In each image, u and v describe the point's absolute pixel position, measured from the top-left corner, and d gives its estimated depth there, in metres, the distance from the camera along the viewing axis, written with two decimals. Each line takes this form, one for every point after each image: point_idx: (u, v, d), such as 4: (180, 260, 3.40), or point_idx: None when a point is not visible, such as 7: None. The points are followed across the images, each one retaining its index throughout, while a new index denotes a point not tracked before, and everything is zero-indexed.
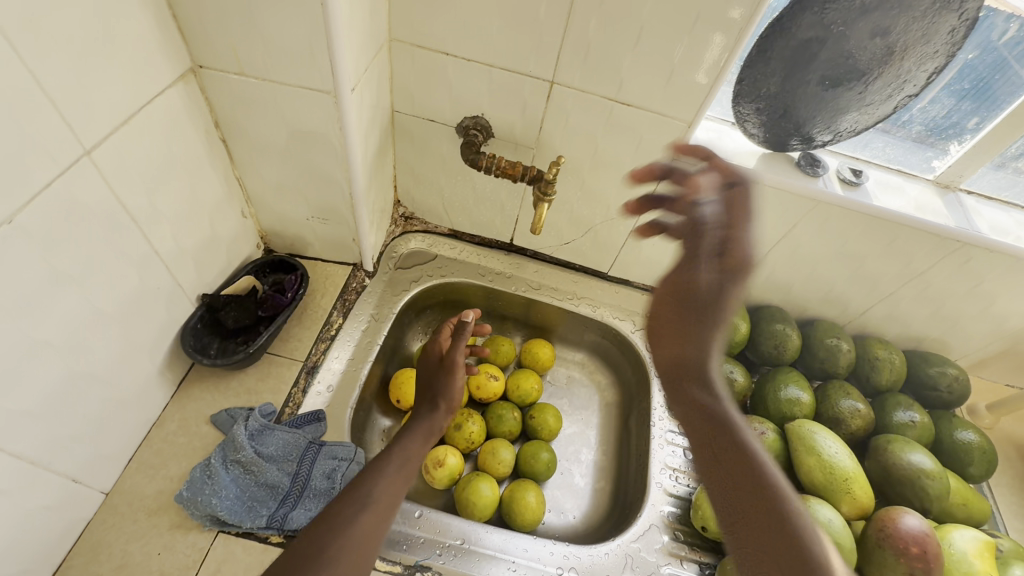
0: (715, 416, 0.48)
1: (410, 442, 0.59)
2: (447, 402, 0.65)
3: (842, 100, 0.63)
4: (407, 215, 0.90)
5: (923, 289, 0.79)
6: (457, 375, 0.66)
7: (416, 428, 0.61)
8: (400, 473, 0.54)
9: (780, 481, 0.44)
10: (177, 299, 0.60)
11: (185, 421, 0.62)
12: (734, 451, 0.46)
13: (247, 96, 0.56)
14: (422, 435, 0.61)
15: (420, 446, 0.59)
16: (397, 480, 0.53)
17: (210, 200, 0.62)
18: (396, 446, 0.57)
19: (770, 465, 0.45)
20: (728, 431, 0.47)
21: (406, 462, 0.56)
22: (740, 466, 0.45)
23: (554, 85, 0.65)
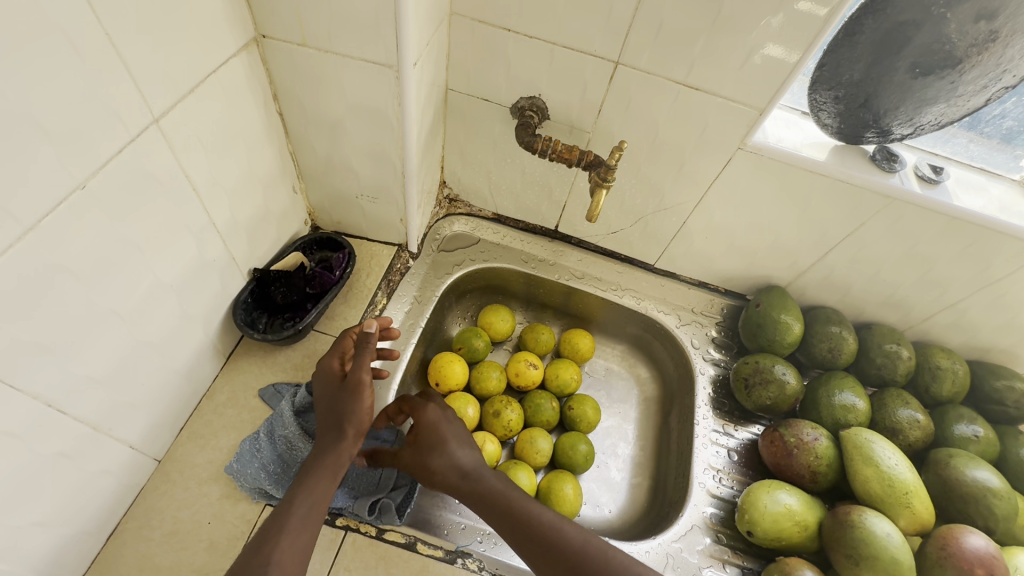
0: (519, 505, 0.53)
1: (316, 484, 0.50)
2: (356, 426, 0.54)
3: (930, 91, 0.59)
4: (452, 197, 0.89)
5: (996, 297, 0.74)
6: (363, 398, 0.54)
7: (322, 465, 0.51)
8: (305, 524, 0.47)
9: (595, 543, 0.50)
10: (230, 272, 0.60)
11: (234, 394, 0.63)
12: (544, 541, 0.50)
13: (308, 69, 0.55)
14: (329, 472, 0.51)
15: (329, 483, 0.50)
16: (302, 533, 0.46)
17: (264, 175, 0.61)
18: (297, 491, 0.49)
19: (597, 543, 0.50)
20: (528, 517, 0.52)
21: (313, 508, 0.48)
22: (569, 564, 0.49)
23: (618, 66, 0.62)
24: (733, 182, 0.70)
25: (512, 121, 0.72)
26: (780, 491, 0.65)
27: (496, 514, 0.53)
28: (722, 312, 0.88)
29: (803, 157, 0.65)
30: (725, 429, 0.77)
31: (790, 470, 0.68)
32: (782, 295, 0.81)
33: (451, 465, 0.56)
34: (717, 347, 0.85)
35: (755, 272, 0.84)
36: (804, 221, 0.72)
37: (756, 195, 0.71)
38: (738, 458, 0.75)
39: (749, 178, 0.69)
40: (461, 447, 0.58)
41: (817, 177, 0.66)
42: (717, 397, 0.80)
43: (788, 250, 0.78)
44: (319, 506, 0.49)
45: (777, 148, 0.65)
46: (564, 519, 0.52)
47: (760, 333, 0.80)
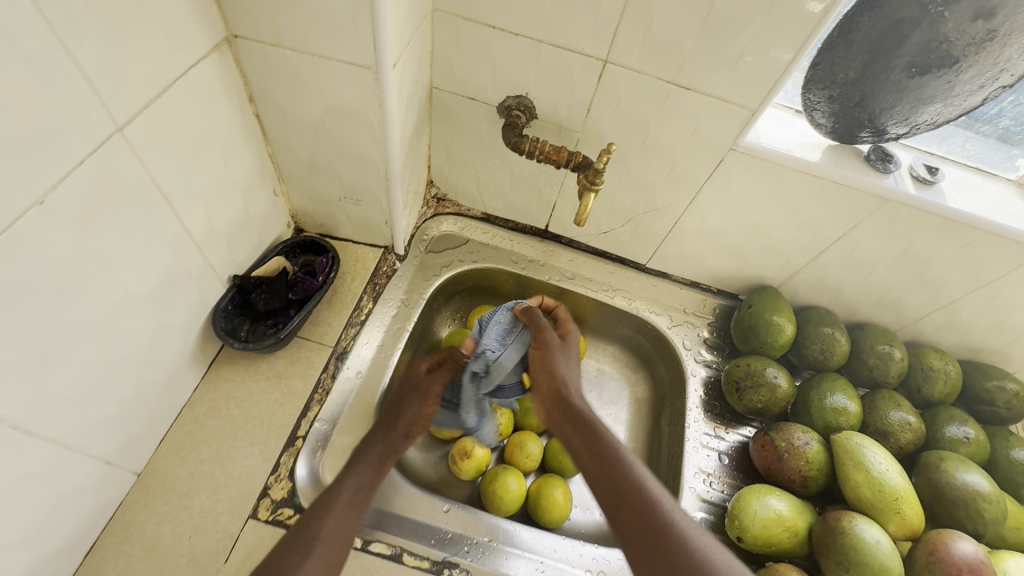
0: (598, 435, 0.58)
1: (365, 470, 0.54)
2: (409, 424, 0.61)
3: (927, 91, 0.57)
4: (440, 196, 0.87)
5: (989, 298, 0.74)
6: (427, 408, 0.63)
7: (375, 452, 0.56)
8: (349, 510, 0.50)
9: (653, 484, 0.52)
10: (209, 280, 0.59)
11: (216, 403, 0.62)
12: (612, 477, 0.52)
13: (284, 70, 0.53)
14: (379, 462, 0.56)
15: (378, 474, 0.55)
16: (348, 517, 0.49)
17: (242, 179, 0.59)
18: (352, 474, 0.53)
19: (656, 486, 0.51)
20: (606, 454, 0.55)
21: (359, 494, 0.52)
22: (627, 498, 0.50)
23: (607, 65, 0.60)
24: (725, 182, 0.69)
25: (499, 120, 0.70)
26: (769, 496, 0.65)
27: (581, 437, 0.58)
28: (714, 312, 0.87)
29: (797, 158, 0.63)
30: (716, 432, 0.77)
31: (781, 474, 0.68)
32: (774, 296, 0.80)
33: (557, 384, 0.65)
34: (709, 348, 0.84)
35: (747, 272, 0.82)
36: (798, 222, 0.71)
37: (749, 196, 0.70)
38: (729, 461, 0.74)
39: (742, 179, 0.68)
40: (569, 363, 0.69)
41: (811, 178, 0.65)
42: (709, 399, 0.80)
43: (781, 251, 0.76)
44: (369, 492, 0.52)
45: (770, 149, 0.63)
46: (637, 462, 0.54)
47: (752, 334, 0.79)
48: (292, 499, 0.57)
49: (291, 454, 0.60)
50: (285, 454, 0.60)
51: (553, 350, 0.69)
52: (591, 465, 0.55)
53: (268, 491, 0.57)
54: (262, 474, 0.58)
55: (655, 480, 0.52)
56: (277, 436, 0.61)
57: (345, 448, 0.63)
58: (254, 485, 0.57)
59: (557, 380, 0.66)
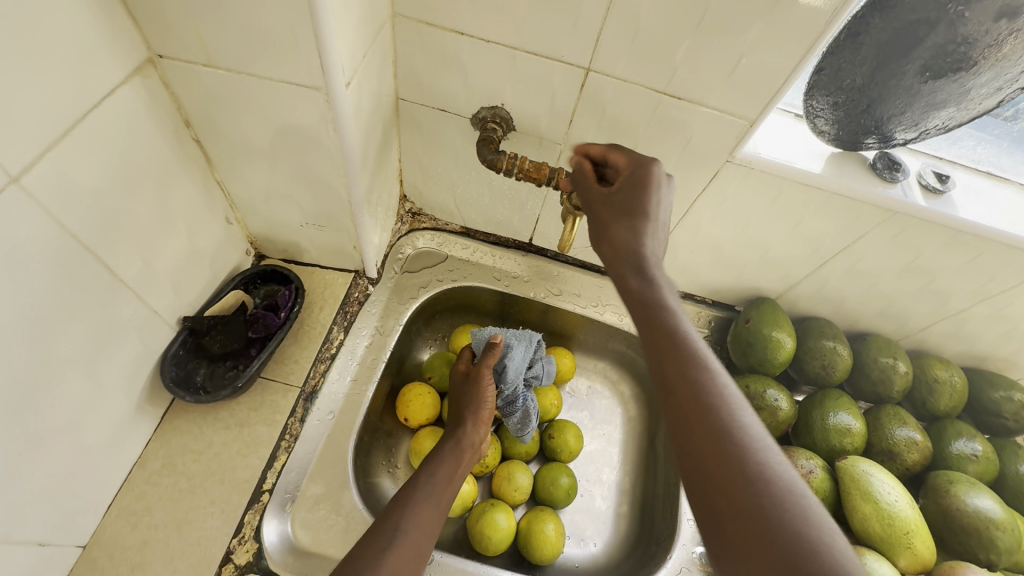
0: (686, 349, 0.39)
1: (441, 468, 0.58)
2: (473, 415, 0.64)
3: (940, 96, 0.52)
4: (415, 210, 0.81)
5: (998, 308, 0.70)
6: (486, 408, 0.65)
7: (447, 452, 0.60)
8: (433, 509, 0.52)
9: (754, 438, 0.35)
10: (153, 327, 0.53)
11: (170, 459, 0.56)
12: (697, 417, 0.36)
13: (221, 91, 0.46)
14: (455, 459, 0.60)
15: (455, 472, 0.59)
16: (430, 512, 0.51)
17: (186, 212, 0.53)
18: (429, 473, 0.56)
19: (748, 430, 0.35)
20: (684, 372, 0.38)
21: (439, 488, 0.55)
22: (716, 460, 0.34)
23: (589, 73, 0.54)
24: (720, 195, 0.63)
25: (474, 132, 0.64)
26: None
27: (657, 321, 0.41)
28: (709, 325, 0.82)
29: (798, 170, 0.58)
30: None
31: None
32: (773, 309, 0.75)
33: (632, 246, 0.44)
34: None
35: (744, 284, 0.78)
36: (799, 234, 0.66)
37: (746, 208, 0.64)
38: None
39: (739, 191, 0.62)
40: (653, 233, 0.45)
41: (814, 190, 0.60)
42: None
43: (779, 263, 0.72)
44: (451, 487, 0.57)
45: (769, 160, 0.58)
46: (719, 372, 0.38)
47: (751, 351, 0.74)
48: (258, 563, 0.53)
49: (256, 511, 0.55)
50: (250, 512, 0.55)
51: (621, 217, 0.46)
52: (667, 374, 0.39)
53: (231, 557, 0.52)
54: (224, 537, 0.53)
55: (763, 431, 0.36)
56: (240, 493, 0.56)
57: (317, 499, 0.58)
58: (215, 550, 0.52)
59: (626, 253, 0.45)
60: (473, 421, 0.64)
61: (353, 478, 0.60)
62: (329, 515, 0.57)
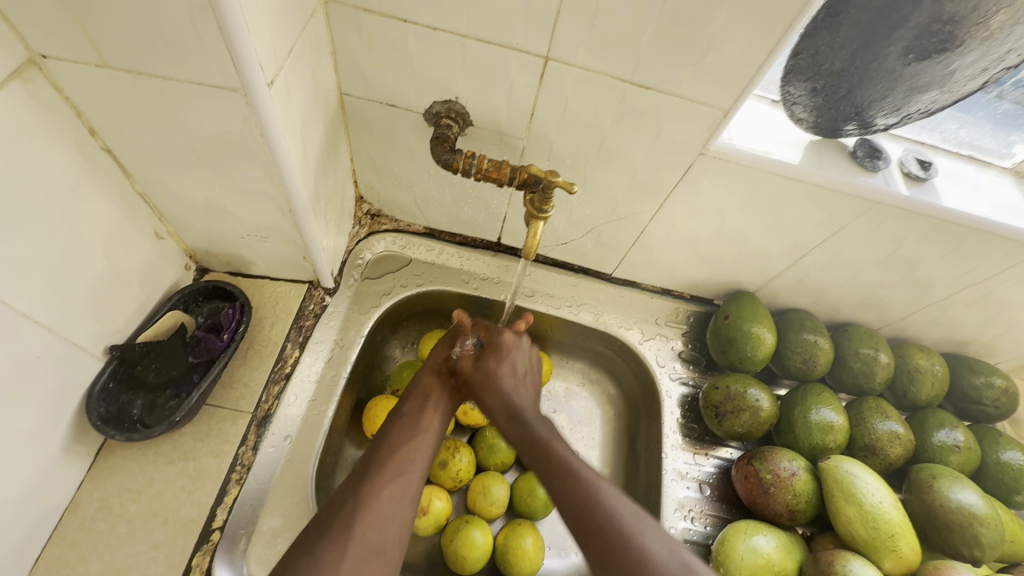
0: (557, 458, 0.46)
1: (411, 404, 0.55)
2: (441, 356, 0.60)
3: (924, 79, 0.48)
4: (373, 212, 0.75)
5: (980, 295, 0.68)
6: (449, 344, 0.61)
7: (414, 391, 0.56)
8: (409, 448, 0.49)
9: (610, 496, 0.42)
10: (72, 360, 0.48)
11: (107, 501, 0.51)
12: (566, 499, 0.43)
13: (126, 96, 0.41)
14: (423, 396, 0.56)
15: (428, 404, 0.55)
16: (405, 462, 0.48)
17: (102, 230, 0.48)
18: (400, 415, 0.53)
19: (586, 465, 0.45)
20: (553, 468, 0.45)
21: (411, 426, 0.52)
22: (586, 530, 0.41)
23: (548, 62, 0.49)
24: (695, 189, 0.60)
25: (428, 128, 0.59)
26: (755, 535, 0.59)
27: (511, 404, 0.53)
28: (688, 320, 0.79)
29: (775, 162, 0.55)
30: (695, 459, 0.71)
31: (767, 508, 0.62)
32: (753, 303, 0.72)
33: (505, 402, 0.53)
34: (684, 362, 0.77)
35: (722, 278, 0.75)
36: (777, 227, 0.63)
37: (722, 202, 0.61)
38: (710, 491, 0.69)
39: (714, 184, 0.58)
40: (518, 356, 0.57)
41: (792, 182, 0.56)
42: (686, 421, 0.73)
43: (758, 256, 0.68)
44: (430, 419, 0.54)
45: (745, 151, 0.54)
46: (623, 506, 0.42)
47: (731, 349, 0.71)
48: None
49: (205, 553, 0.51)
50: (198, 554, 0.50)
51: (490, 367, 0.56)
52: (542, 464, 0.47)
53: None
54: None
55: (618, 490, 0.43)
56: (186, 534, 0.51)
57: (273, 533, 0.53)
58: None
59: (499, 413, 0.53)
60: (439, 358, 0.59)
61: (314, 507, 0.56)
62: None
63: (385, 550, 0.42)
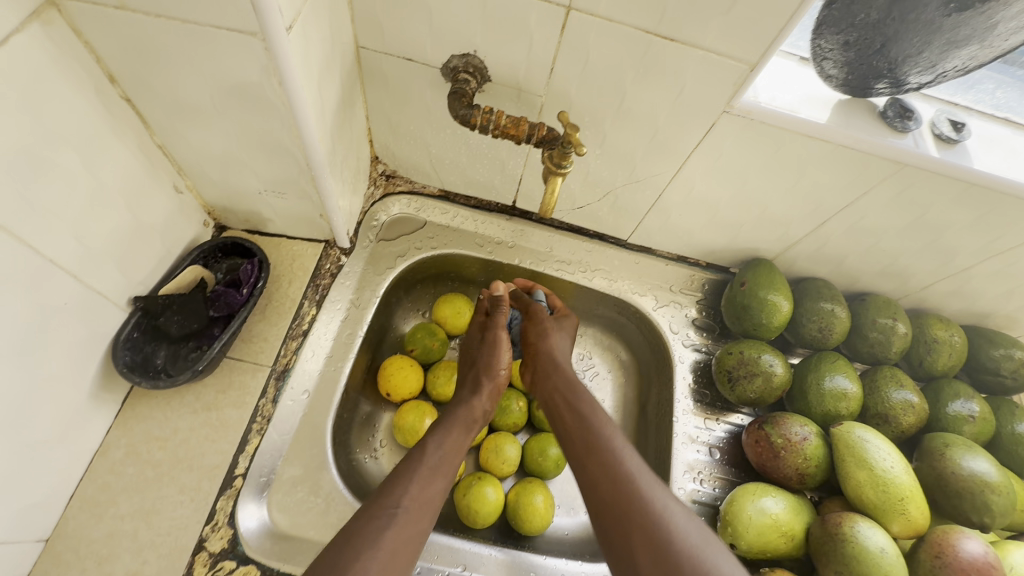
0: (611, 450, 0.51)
1: (452, 435, 0.56)
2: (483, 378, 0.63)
3: (964, 31, 0.46)
4: (389, 173, 0.75)
5: (1006, 264, 0.66)
6: (485, 377, 0.63)
7: (458, 417, 0.58)
8: (438, 469, 0.51)
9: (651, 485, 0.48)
10: (98, 309, 0.49)
11: (134, 447, 0.53)
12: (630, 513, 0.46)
13: (146, 42, 0.41)
14: (463, 426, 0.58)
15: (464, 440, 0.56)
16: (435, 477, 0.50)
17: (123, 181, 0.48)
18: (436, 436, 0.54)
19: (645, 478, 0.49)
20: (603, 455, 0.51)
21: (448, 453, 0.53)
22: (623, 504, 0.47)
23: (570, 12, 0.48)
24: (717, 150, 0.58)
25: (445, 84, 0.58)
26: (763, 497, 0.60)
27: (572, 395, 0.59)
28: (703, 288, 0.79)
29: (802, 120, 0.53)
30: (706, 424, 0.71)
31: (777, 472, 0.63)
32: (770, 270, 0.71)
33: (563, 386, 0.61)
34: (698, 329, 0.77)
35: (739, 244, 0.74)
36: (801, 191, 0.62)
37: (743, 165, 0.59)
38: (720, 455, 0.69)
39: (737, 145, 0.57)
40: (562, 339, 0.67)
41: (818, 143, 0.55)
42: (698, 387, 0.73)
43: (778, 222, 0.67)
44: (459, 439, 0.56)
45: (770, 109, 0.53)
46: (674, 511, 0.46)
47: (745, 316, 0.71)
48: (234, 548, 0.50)
49: (228, 497, 0.52)
50: (222, 498, 0.52)
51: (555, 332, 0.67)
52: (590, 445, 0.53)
53: (204, 545, 0.50)
54: (196, 526, 0.51)
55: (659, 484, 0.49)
56: (210, 479, 0.53)
57: (294, 482, 0.55)
58: (187, 539, 0.50)
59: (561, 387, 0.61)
60: (476, 390, 0.62)
61: (332, 458, 0.58)
62: (308, 497, 0.55)
63: (410, 537, 0.45)
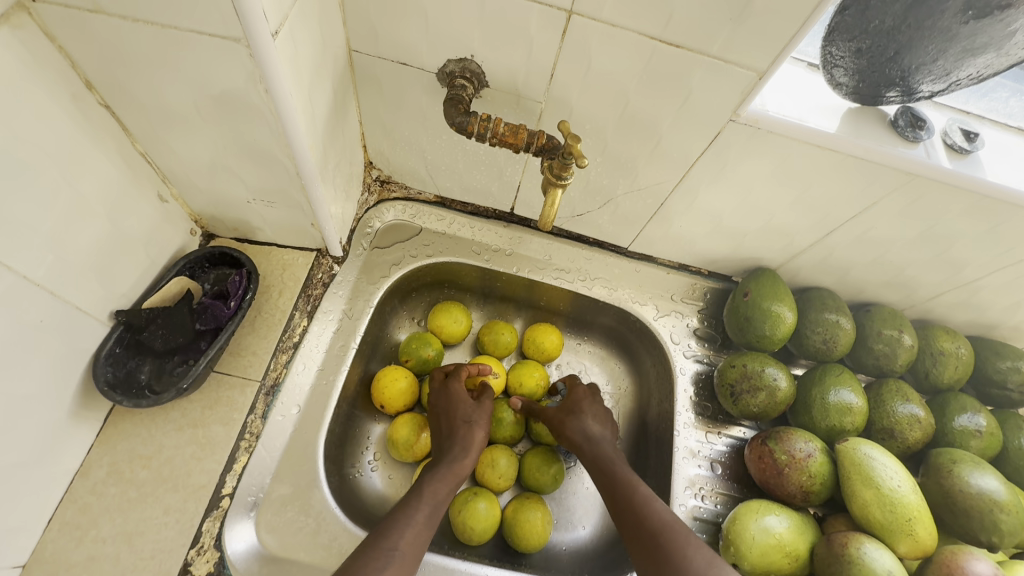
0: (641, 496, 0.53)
1: (439, 485, 0.54)
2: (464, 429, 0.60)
3: (981, 40, 0.44)
4: (383, 178, 0.73)
5: (1015, 276, 0.65)
6: (474, 432, 0.60)
7: (443, 470, 0.55)
8: (428, 522, 0.49)
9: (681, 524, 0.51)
10: (77, 324, 0.47)
11: (116, 467, 0.51)
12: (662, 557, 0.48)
13: (124, 47, 0.38)
14: (448, 478, 0.55)
15: (449, 493, 0.54)
16: (423, 524, 0.49)
17: (103, 190, 0.46)
18: (424, 492, 0.52)
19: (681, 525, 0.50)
20: (630, 500, 0.53)
21: (435, 508, 0.51)
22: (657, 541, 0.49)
23: (571, 16, 0.46)
24: (722, 159, 0.56)
25: (441, 90, 0.56)
26: (767, 515, 0.58)
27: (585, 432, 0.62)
28: (704, 297, 0.77)
29: (810, 129, 0.51)
30: (707, 437, 0.70)
31: (780, 489, 0.61)
32: (773, 280, 0.70)
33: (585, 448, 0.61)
34: (699, 340, 0.75)
35: (742, 254, 0.72)
36: (807, 201, 0.60)
37: (749, 174, 0.58)
38: (722, 470, 0.68)
39: (743, 154, 0.55)
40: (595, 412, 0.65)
41: (826, 154, 0.53)
42: (699, 400, 0.72)
43: (783, 232, 0.66)
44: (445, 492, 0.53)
45: (778, 118, 0.51)
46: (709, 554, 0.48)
47: (748, 327, 0.69)
48: (220, 572, 0.49)
49: (215, 519, 0.51)
50: (209, 520, 0.50)
51: (572, 414, 0.64)
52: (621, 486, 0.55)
53: (190, 569, 0.48)
54: (180, 549, 0.49)
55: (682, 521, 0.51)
56: (196, 499, 0.51)
57: (284, 501, 0.53)
58: (172, 562, 0.48)
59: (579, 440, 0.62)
60: (466, 444, 0.58)
61: (323, 476, 0.56)
62: (298, 517, 0.53)
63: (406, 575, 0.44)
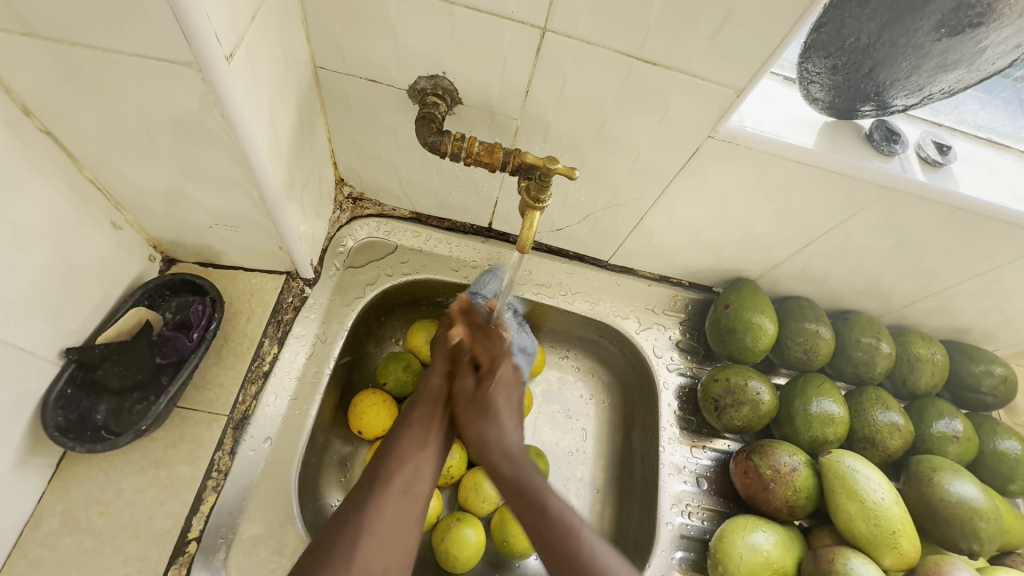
0: (545, 496, 0.48)
1: (420, 412, 0.56)
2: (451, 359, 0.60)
3: (953, 56, 0.44)
4: (355, 195, 0.70)
5: (988, 284, 0.66)
6: (462, 351, 0.61)
7: (422, 396, 0.57)
8: (420, 445, 0.53)
9: (580, 529, 0.45)
10: (20, 366, 0.43)
11: (71, 515, 0.48)
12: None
13: (64, 72, 0.36)
14: (432, 400, 0.57)
15: (437, 410, 0.56)
16: (415, 453, 0.52)
17: (46, 221, 0.43)
18: (412, 418, 0.55)
19: (590, 531, 0.45)
20: (541, 499, 0.48)
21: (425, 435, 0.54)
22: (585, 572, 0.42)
23: (545, 34, 0.44)
24: (701, 173, 0.55)
25: (413, 107, 0.54)
26: (754, 531, 0.58)
27: (489, 430, 0.55)
28: (686, 309, 0.77)
29: (787, 146, 0.51)
30: (692, 452, 0.69)
31: (766, 504, 0.61)
32: (753, 291, 0.69)
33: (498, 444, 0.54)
34: (681, 352, 0.75)
35: (722, 264, 0.71)
36: (785, 214, 0.60)
37: (727, 188, 0.57)
38: (708, 485, 0.67)
39: (721, 170, 0.55)
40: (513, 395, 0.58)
41: (804, 168, 0.53)
42: (683, 413, 0.71)
43: (762, 243, 0.65)
44: (437, 427, 0.55)
45: (756, 134, 0.50)
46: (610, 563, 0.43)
47: (730, 339, 0.69)
48: None
49: (181, 565, 0.48)
50: (174, 567, 0.47)
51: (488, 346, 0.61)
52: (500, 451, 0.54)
53: None
54: None
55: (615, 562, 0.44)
56: (159, 546, 0.48)
57: (256, 541, 0.51)
58: None
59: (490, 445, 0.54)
60: (448, 361, 0.60)
61: (298, 512, 0.53)
62: (271, 558, 0.50)
63: (404, 521, 0.47)
